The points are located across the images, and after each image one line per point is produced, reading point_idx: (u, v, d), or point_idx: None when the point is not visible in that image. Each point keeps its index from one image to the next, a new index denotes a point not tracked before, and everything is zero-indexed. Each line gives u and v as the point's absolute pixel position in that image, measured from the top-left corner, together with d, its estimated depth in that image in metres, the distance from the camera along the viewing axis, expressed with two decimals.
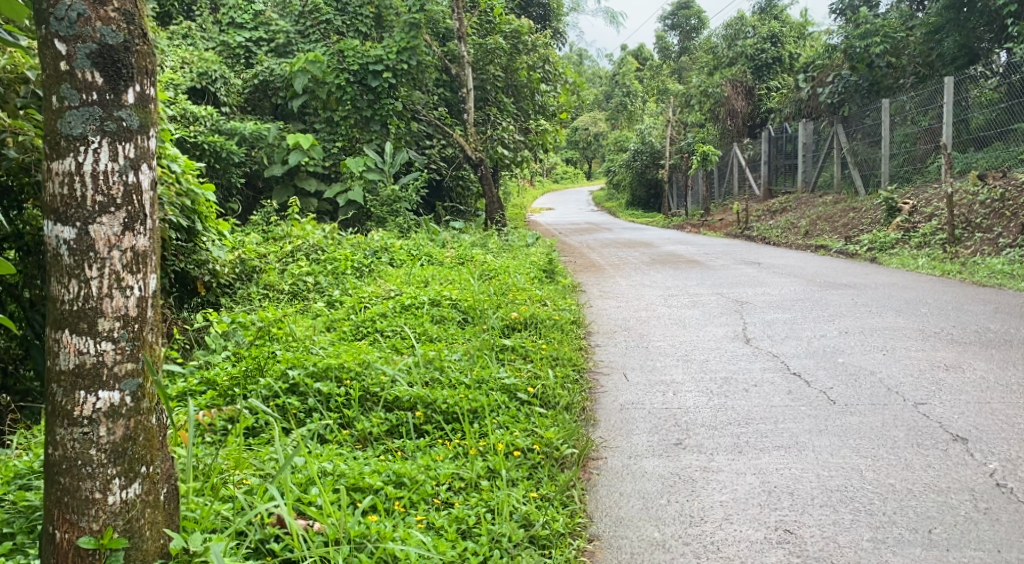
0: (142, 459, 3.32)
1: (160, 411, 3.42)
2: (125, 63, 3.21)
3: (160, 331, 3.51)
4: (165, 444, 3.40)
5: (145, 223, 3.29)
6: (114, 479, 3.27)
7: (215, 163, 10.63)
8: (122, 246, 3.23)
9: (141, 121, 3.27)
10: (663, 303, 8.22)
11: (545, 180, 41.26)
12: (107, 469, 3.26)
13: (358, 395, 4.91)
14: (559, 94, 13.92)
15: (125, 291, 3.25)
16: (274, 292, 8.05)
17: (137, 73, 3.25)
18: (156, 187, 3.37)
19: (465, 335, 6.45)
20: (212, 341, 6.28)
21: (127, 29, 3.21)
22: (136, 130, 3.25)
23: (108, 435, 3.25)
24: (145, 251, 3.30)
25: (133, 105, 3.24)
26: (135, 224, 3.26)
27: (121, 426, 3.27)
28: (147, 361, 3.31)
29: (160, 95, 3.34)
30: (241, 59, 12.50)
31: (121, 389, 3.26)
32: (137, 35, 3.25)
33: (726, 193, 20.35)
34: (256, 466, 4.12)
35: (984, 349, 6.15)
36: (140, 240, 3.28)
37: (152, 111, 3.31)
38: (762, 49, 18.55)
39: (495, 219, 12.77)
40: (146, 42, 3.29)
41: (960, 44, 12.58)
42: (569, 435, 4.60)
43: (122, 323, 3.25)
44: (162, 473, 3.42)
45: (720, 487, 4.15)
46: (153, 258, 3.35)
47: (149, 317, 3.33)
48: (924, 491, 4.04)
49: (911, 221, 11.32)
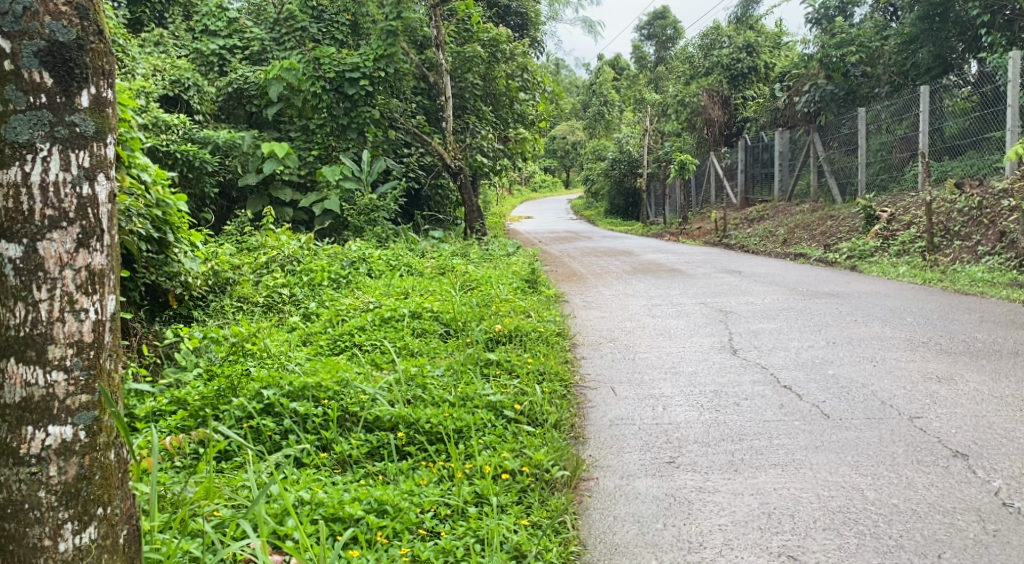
0: (97, 499, 3.11)
1: (119, 445, 3.21)
2: (78, 63, 3.02)
3: (118, 358, 3.31)
4: (125, 482, 3.20)
5: (102, 238, 3.10)
6: (65, 523, 3.06)
7: (188, 172, 10.35)
8: (76, 265, 3.04)
9: (97, 126, 3.08)
10: (647, 313, 8.07)
11: (523, 189, 41.14)
12: (59, 513, 3.05)
13: (337, 415, 4.72)
14: (537, 103, 13.63)
15: (79, 314, 3.05)
16: (248, 305, 7.84)
17: (92, 73, 3.06)
18: (114, 201, 3.18)
19: (447, 349, 6.26)
20: (182, 357, 6.06)
21: (81, 25, 3.03)
22: (91, 137, 3.06)
23: (59, 475, 3.04)
24: (101, 269, 3.11)
25: (88, 109, 3.06)
26: (90, 240, 3.06)
27: (74, 464, 3.06)
28: (104, 391, 3.11)
29: (118, 98, 3.16)
30: (215, 66, 12.24)
31: (74, 423, 3.06)
32: (91, 32, 3.07)
33: (704, 202, 20.31)
34: (228, 496, 3.92)
35: (974, 359, 6.02)
36: (96, 258, 3.09)
37: (109, 116, 3.12)
38: (737, 59, 18.46)
39: (475, 228, 12.59)
40: (102, 39, 3.11)
41: (934, 55, 12.38)
42: (558, 456, 4.42)
43: (76, 350, 3.05)
44: (122, 514, 3.20)
45: (717, 509, 3.99)
46: (111, 275, 3.16)
47: (106, 342, 3.13)
48: (930, 512, 3.89)
49: (890, 229, 11.23)
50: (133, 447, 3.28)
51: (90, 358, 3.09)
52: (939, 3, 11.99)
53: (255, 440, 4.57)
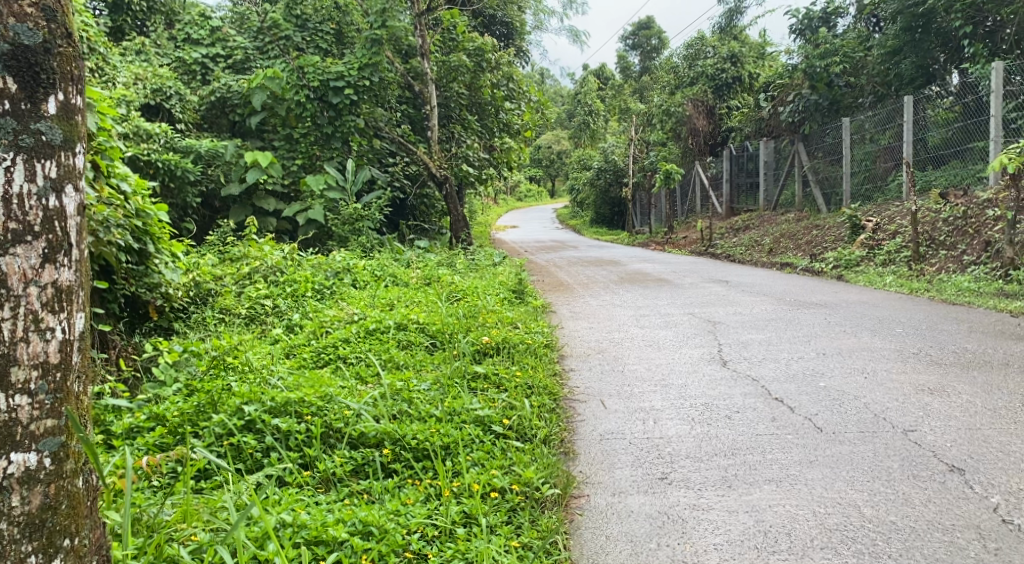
0: (63, 531, 3.24)
1: (86, 472, 3.35)
2: (45, 67, 3.17)
3: (86, 382, 3.44)
4: (94, 507, 3.35)
5: (70, 253, 3.25)
6: (30, 555, 3.17)
7: (170, 181, 10.31)
8: (41, 281, 3.18)
9: (64, 134, 3.23)
10: (634, 324, 7.99)
11: (509, 199, 41.04)
12: (22, 545, 3.16)
13: (320, 431, 4.61)
14: (524, 112, 13.54)
15: (44, 334, 3.19)
16: (230, 317, 7.70)
17: (59, 79, 3.21)
18: (81, 213, 3.32)
19: (434, 362, 6.16)
20: (161, 372, 5.94)
21: (47, 27, 3.18)
22: (58, 145, 3.21)
23: (22, 505, 3.16)
24: (68, 287, 3.25)
25: (55, 115, 3.20)
26: (56, 255, 3.20)
27: (38, 493, 3.18)
28: (70, 416, 3.24)
29: (86, 104, 3.30)
30: (197, 75, 12.10)
31: (39, 449, 3.18)
32: (59, 35, 3.21)
33: (689, 211, 20.28)
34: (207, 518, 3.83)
35: (965, 371, 5.95)
36: (64, 273, 3.23)
37: (77, 122, 3.27)
38: (722, 69, 18.38)
39: (461, 237, 12.47)
40: (70, 43, 3.25)
41: (917, 65, 12.37)
42: (548, 473, 4.32)
43: (41, 373, 3.18)
44: (89, 544, 3.33)
45: (712, 528, 3.92)
46: (78, 294, 3.30)
47: (72, 364, 3.26)
48: (929, 529, 3.87)
49: (876, 238, 11.19)
50: (102, 474, 3.44)
51: (59, 380, 3.23)
52: (922, 14, 11.97)
53: (236, 459, 4.46)
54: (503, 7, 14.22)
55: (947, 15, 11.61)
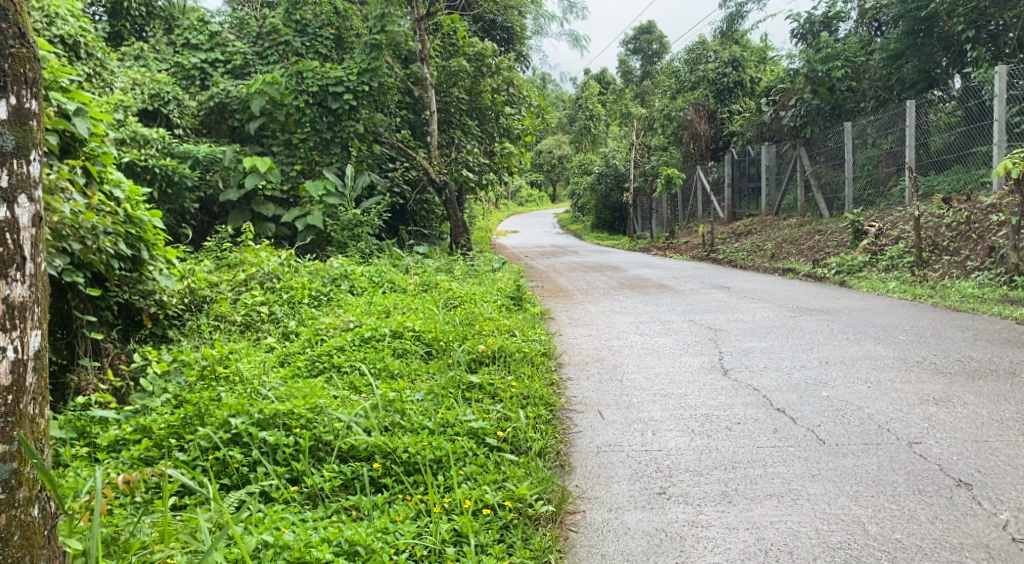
0: (18, 557, 3.48)
1: (45, 500, 3.58)
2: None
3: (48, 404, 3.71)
4: (51, 535, 3.59)
5: (23, 267, 3.52)
6: None
7: (168, 187, 10.24)
8: None
9: (16, 141, 3.52)
10: (634, 331, 7.87)
11: (510, 204, 40.91)
12: None
13: (309, 444, 4.53)
14: (524, 117, 13.36)
15: None
16: (225, 324, 7.59)
17: (12, 82, 3.51)
18: (39, 225, 3.59)
19: (429, 372, 6.04)
20: (150, 384, 5.85)
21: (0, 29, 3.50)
22: (10, 152, 3.50)
23: None
24: (22, 302, 3.53)
25: (6, 121, 3.50)
26: (8, 271, 3.49)
27: None
28: (22, 440, 3.50)
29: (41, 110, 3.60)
30: (196, 80, 11.92)
31: None
32: (12, 37, 3.52)
33: (691, 216, 20.16)
34: (185, 540, 3.84)
35: (971, 380, 5.82)
36: (16, 289, 3.51)
37: (30, 128, 3.56)
38: (723, 74, 18.28)
39: (460, 242, 12.35)
40: (24, 47, 3.56)
41: (919, 69, 12.25)
42: (542, 489, 4.26)
43: None
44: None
45: (711, 546, 3.91)
46: (34, 310, 3.57)
47: (27, 384, 3.54)
48: (935, 548, 3.87)
49: (878, 244, 11.05)
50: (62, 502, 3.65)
51: (12, 403, 3.50)
52: (924, 18, 11.87)
53: (222, 474, 4.41)
54: (503, 11, 14.03)
55: (950, 19, 11.51)
